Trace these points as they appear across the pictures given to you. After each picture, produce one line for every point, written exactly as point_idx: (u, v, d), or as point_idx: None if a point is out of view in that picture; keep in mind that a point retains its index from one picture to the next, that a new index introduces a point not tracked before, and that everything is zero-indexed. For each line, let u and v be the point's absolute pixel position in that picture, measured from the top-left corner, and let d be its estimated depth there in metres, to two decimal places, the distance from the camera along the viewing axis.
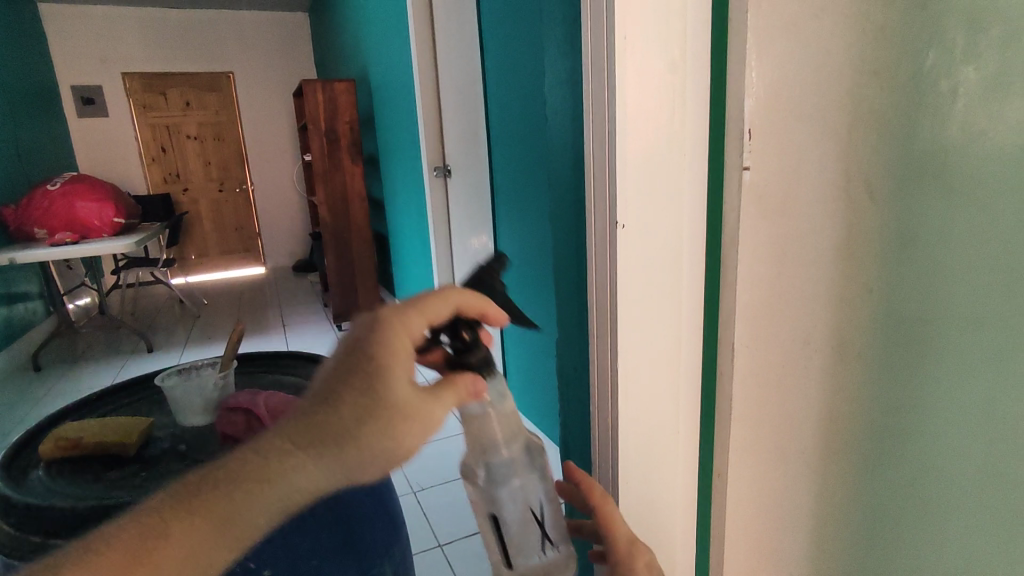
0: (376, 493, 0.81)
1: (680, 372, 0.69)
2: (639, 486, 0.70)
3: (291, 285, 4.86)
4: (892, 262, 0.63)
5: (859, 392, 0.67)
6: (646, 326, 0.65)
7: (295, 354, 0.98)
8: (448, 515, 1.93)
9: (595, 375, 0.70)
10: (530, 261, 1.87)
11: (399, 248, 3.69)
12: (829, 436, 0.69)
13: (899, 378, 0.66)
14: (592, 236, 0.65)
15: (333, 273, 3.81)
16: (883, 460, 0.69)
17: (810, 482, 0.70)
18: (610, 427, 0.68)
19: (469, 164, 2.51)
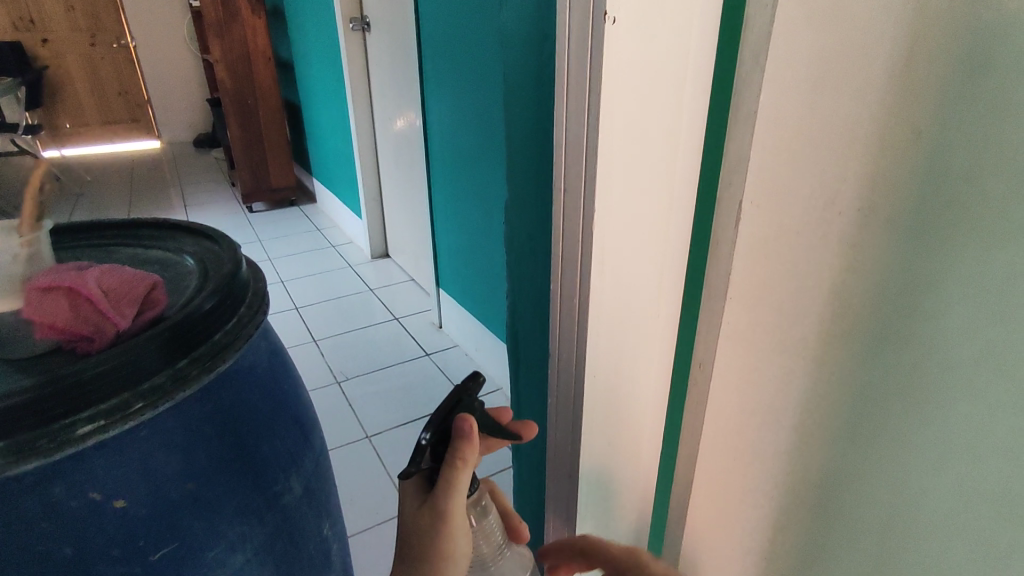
0: (272, 394, 0.64)
1: (669, 236, 0.57)
2: (610, 370, 0.59)
3: (192, 162, 4.32)
4: (953, 96, 0.44)
5: (878, 274, 0.51)
6: (631, 175, 0.50)
7: (163, 221, 0.75)
8: (376, 405, 1.83)
9: (557, 243, 0.54)
10: (474, 128, 1.67)
11: (313, 120, 3.28)
12: (831, 325, 0.56)
13: (927, 263, 0.48)
14: (563, 44, 0.47)
15: (238, 146, 3.37)
16: (884, 366, 0.53)
17: (801, 372, 0.59)
18: (575, 307, 0.55)
19: (392, 14, 2.14)
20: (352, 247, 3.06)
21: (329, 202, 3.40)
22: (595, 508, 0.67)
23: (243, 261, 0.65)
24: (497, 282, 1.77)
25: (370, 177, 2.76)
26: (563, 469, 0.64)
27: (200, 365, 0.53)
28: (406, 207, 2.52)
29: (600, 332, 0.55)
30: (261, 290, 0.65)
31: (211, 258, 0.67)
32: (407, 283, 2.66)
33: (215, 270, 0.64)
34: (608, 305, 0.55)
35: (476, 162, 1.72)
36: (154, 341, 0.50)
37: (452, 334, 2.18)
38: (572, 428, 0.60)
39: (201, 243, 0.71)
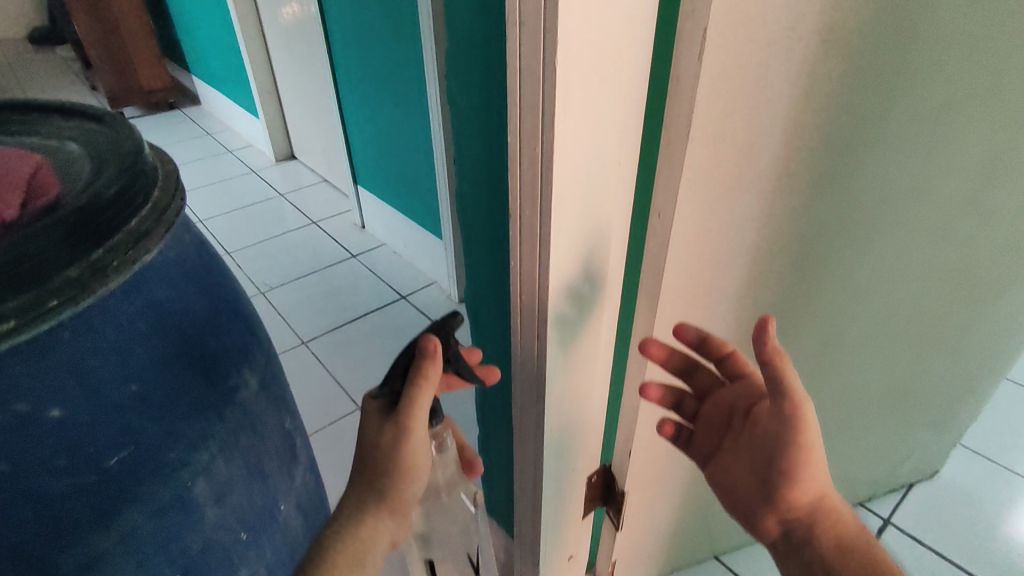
0: (208, 288, 0.58)
1: (630, 83, 0.52)
2: (577, 228, 0.57)
3: (37, 62, 3.70)
4: None
5: (835, 98, 0.58)
6: (594, 4, 0.45)
7: (31, 103, 0.62)
8: (307, 311, 1.76)
9: (516, 89, 0.49)
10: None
11: (181, 3, 2.84)
12: (789, 156, 0.60)
13: (878, 79, 0.58)
14: None
15: (93, 39, 2.89)
16: (836, 177, 0.64)
17: (759, 209, 0.63)
18: (538, 160, 0.51)
19: None
20: (252, 151, 2.80)
21: (217, 102, 3.05)
22: (564, 372, 0.68)
23: (145, 139, 0.55)
24: (422, 172, 1.69)
25: (260, 69, 2.46)
26: (531, 334, 0.63)
27: (121, 254, 0.46)
28: (308, 101, 2.30)
29: (566, 183, 0.53)
30: (174, 172, 0.57)
31: (101, 139, 0.57)
32: (320, 184, 2.49)
33: (111, 151, 0.54)
34: (577, 155, 0.52)
35: (385, 43, 1.58)
36: (57, 228, 0.43)
37: (378, 233, 2.09)
38: (537, 289, 0.59)
39: (83, 125, 0.60)
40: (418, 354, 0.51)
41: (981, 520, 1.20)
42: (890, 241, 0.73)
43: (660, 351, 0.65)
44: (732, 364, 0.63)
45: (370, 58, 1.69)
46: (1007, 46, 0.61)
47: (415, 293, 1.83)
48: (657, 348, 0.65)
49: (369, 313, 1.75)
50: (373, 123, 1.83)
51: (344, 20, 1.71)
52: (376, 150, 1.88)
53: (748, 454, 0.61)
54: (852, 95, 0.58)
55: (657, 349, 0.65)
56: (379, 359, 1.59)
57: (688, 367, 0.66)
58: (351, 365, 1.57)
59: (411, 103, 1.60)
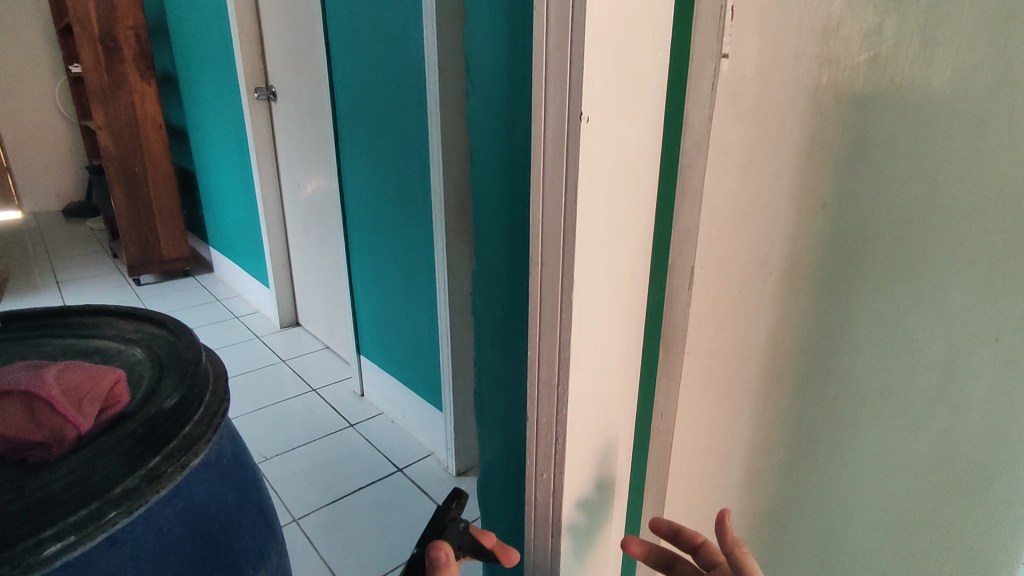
0: (238, 485, 0.61)
1: (631, 303, 0.60)
2: (589, 425, 0.61)
3: (62, 231, 3.96)
4: (849, 175, 0.62)
5: (804, 320, 0.67)
6: (603, 249, 0.54)
7: (97, 309, 0.71)
8: (301, 484, 1.72)
9: (535, 314, 0.57)
10: (398, 196, 1.73)
11: (211, 187, 3.14)
12: (771, 366, 0.68)
13: (839, 304, 0.68)
14: (538, 131, 0.51)
15: (124, 216, 3.13)
16: (816, 383, 0.71)
17: (749, 409, 0.70)
18: (556, 376, 0.57)
19: (303, 88, 2.18)
20: (258, 318, 2.91)
21: (230, 272, 3.23)
22: (575, 570, 0.67)
23: (202, 348, 0.63)
24: (427, 346, 1.77)
25: (277, 244, 2.67)
26: (545, 529, 0.64)
27: (175, 462, 0.50)
28: (319, 274, 2.47)
29: (579, 386, 0.58)
30: (223, 373, 0.63)
31: (162, 345, 0.65)
32: (322, 352, 2.57)
33: (171, 359, 0.62)
34: (589, 362, 0.57)
35: (400, 231, 1.76)
36: (126, 439, 0.50)
37: (377, 402, 2.12)
38: (552, 494, 0.61)
39: (144, 328, 0.69)
40: (428, 564, 0.55)
41: None
42: (874, 441, 0.78)
43: (641, 550, 0.61)
44: (708, 549, 0.59)
45: (383, 242, 1.86)
46: (959, 267, 0.71)
47: (412, 466, 1.81)
48: (637, 546, 0.61)
49: (363, 488, 1.71)
50: (381, 299, 1.96)
51: (363, 209, 1.93)
52: (382, 322, 1.98)
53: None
54: (822, 311, 0.67)
55: (637, 547, 0.61)
56: (373, 540, 1.52)
57: (667, 561, 0.62)
58: (344, 546, 1.50)
59: (419, 283, 1.74)
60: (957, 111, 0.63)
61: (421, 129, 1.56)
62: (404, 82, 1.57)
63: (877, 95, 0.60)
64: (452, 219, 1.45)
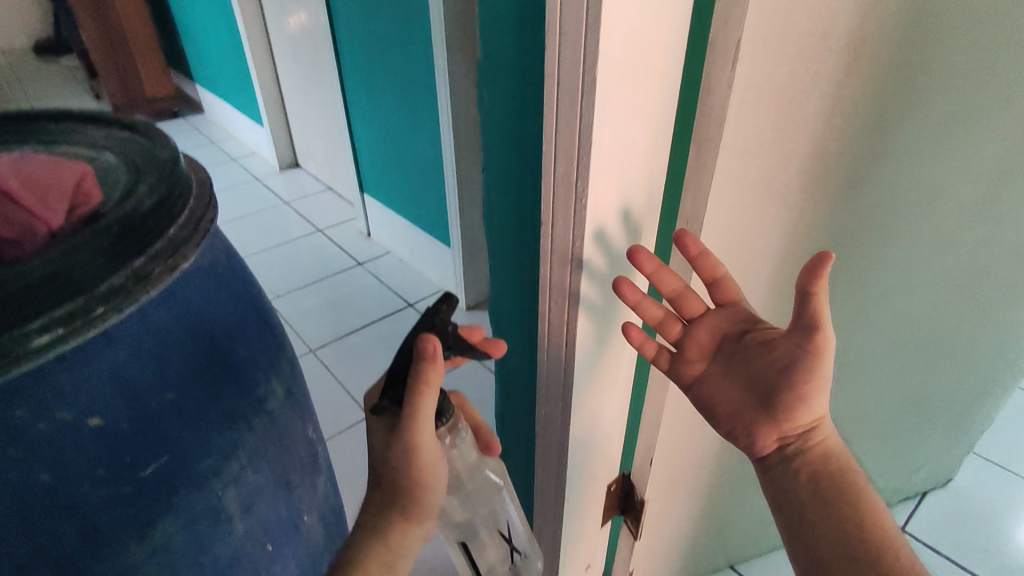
0: (238, 295, 0.58)
1: (660, 87, 0.52)
2: (608, 234, 0.59)
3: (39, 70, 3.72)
4: None
5: (862, 109, 0.59)
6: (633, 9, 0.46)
7: (64, 110, 0.62)
8: (315, 319, 1.76)
9: (552, 96, 0.51)
10: (392, 10, 1.53)
11: (186, 13, 2.85)
12: (818, 167, 0.61)
13: (906, 86, 0.59)
14: None
15: (98, 49, 2.89)
16: (866, 182, 0.65)
17: (786, 218, 0.63)
18: (573, 161, 0.53)
19: None
20: (256, 159, 2.81)
21: (220, 111, 3.05)
22: (585, 380, 0.69)
23: (179, 148, 0.54)
24: (432, 181, 1.70)
25: (266, 80, 2.47)
26: (558, 338, 0.66)
27: (163, 263, 0.46)
28: (315, 113, 2.32)
29: (602, 188, 0.55)
30: (207, 181, 0.55)
31: (135, 147, 0.57)
32: (325, 193, 2.50)
33: (146, 159, 0.54)
34: (614, 162, 0.54)
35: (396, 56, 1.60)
36: (102, 237, 0.43)
37: (384, 241, 2.10)
38: (569, 288, 0.61)
39: (113, 133, 0.60)
40: (416, 357, 0.50)
41: (993, 525, 1.21)
42: (912, 245, 0.74)
43: (656, 269, 0.61)
44: (722, 287, 0.62)
45: (379, 68, 1.70)
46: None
47: (422, 302, 1.83)
48: (636, 332, 0.64)
49: (375, 322, 1.75)
50: (381, 133, 1.84)
51: (353, 31, 1.73)
52: (385, 160, 1.88)
53: (746, 382, 0.61)
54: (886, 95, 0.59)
55: (632, 294, 0.62)
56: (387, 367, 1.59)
57: (660, 319, 0.64)
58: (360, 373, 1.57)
59: (421, 112, 1.62)
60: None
61: None
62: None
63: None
64: (452, 33, 1.30)
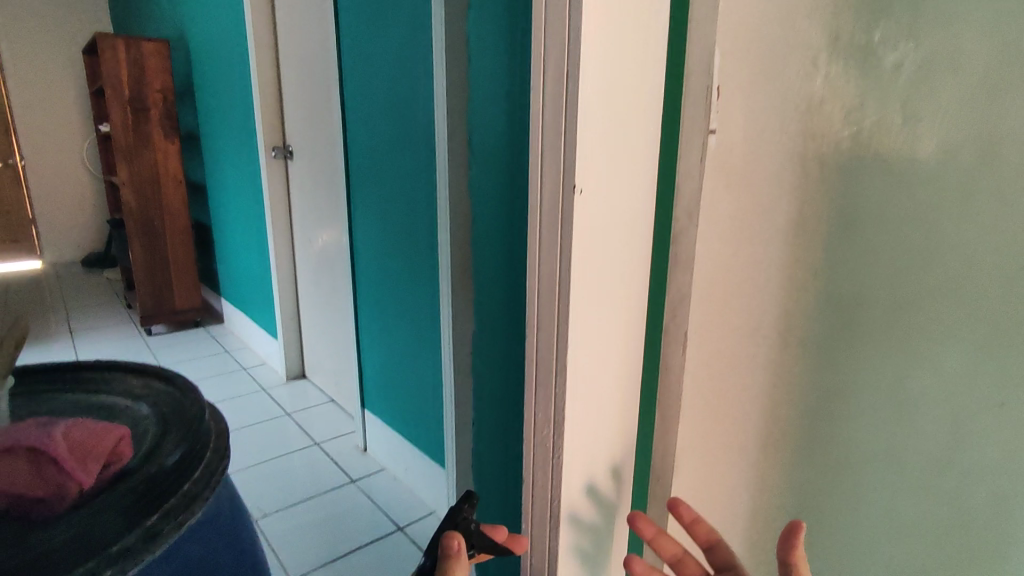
0: (235, 542, 0.62)
1: (634, 236, 0.56)
2: (592, 394, 0.57)
3: (85, 289, 4.10)
4: (861, 122, 0.59)
5: (815, 267, 0.63)
6: (604, 168, 0.51)
7: (109, 363, 0.74)
8: (300, 540, 1.63)
9: (534, 240, 0.54)
10: (400, 240, 1.67)
11: (226, 240, 3.20)
12: (782, 318, 0.65)
13: (864, 244, 0.63)
14: (537, 47, 0.50)
15: (140, 268, 3.19)
16: (839, 338, 0.66)
17: (763, 366, 0.67)
18: (554, 301, 0.54)
19: (316, 139, 2.22)
20: (265, 369, 2.88)
21: (239, 324, 3.24)
22: (580, 562, 0.63)
23: (207, 404, 0.65)
24: (429, 391, 1.68)
25: (287, 294, 2.67)
26: (544, 513, 0.60)
27: (172, 518, 0.50)
28: (326, 323, 2.44)
29: (582, 349, 0.55)
30: (225, 429, 0.64)
31: (168, 401, 0.67)
32: (326, 405, 2.50)
33: (176, 416, 0.63)
34: (591, 322, 0.55)
35: (402, 274, 1.69)
36: (126, 497, 0.50)
37: (380, 457, 2.03)
38: (551, 440, 0.57)
39: (151, 384, 0.70)
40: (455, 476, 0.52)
41: None
42: (928, 419, 0.68)
43: (651, 531, 0.59)
44: (719, 552, 0.58)
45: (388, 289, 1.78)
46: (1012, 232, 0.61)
47: (413, 525, 1.70)
48: (640, 565, 0.59)
49: (363, 547, 1.61)
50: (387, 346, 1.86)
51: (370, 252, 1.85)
52: (385, 368, 1.89)
53: None
54: (839, 254, 0.63)
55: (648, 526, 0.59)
56: None
57: (678, 556, 0.59)
58: None
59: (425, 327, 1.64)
60: (982, 58, 0.58)
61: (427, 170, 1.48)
62: (400, 120, 1.54)
63: (898, 42, 0.57)
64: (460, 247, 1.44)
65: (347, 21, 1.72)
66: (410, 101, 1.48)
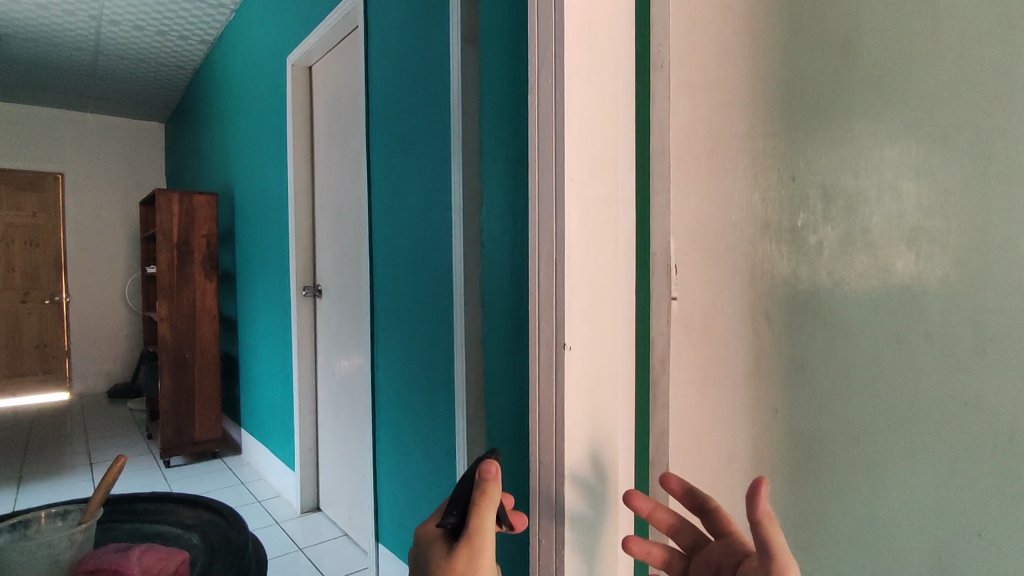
0: None
1: (620, 384, 0.71)
2: (589, 513, 0.70)
3: (108, 420, 4.20)
4: (796, 291, 0.75)
5: (775, 406, 0.77)
6: (588, 334, 0.68)
7: (161, 497, 0.83)
8: None
9: (536, 389, 0.70)
10: (417, 376, 1.79)
11: (252, 371, 3.35)
12: (756, 450, 0.78)
13: (814, 389, 0.75)
14: (535, 248, 0.69)
15: (166, 400, 3.30)
16: (808, 469, 0.76)
17: (743, 493, 0.78)
18: (553, 438, 0.68)
19: (345, 281, 2.44)
20: (279, 500, 2.89)
21: (257, 454, 3.29)
22: None
23: (251, 533, 0.74)
24: None
25: (308, 425, 2.75)
26: None
27: None
28: (344, 455, 2.49)
29: (576, 474, 0.68)
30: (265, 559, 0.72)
31: (215, 531, 0.75)
32: (339, 538, 2.49)
33: (223, 544, 0.72)
34: (585, 451, 0.68)
35: (419, 408, 1.78)
36: None
37: None
38: (556, 554, 0.69)
39: (200, 515, 0.79)
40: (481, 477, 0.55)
41: None
42: (905, 550, 0.74)
43: (647, 504, 0.65)
44: (713, 517, 0.61)
45: (407, 424, 1.86)
46: (944, 373, 0.70)
47: None
48: (637, 543, 0.64)
49: None
50: (401, 479, 1.92)
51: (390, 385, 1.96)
52: (400, 502, 1.92)
53: None
54: (794, 396, 0.76)
55: (642, 503, 0.65)
56: None
57: (672, 525, 0.64)
58: None
59: (439, 458, 1.68)
60: (890, 235, 0.72)
61: (445, 312, 1.62)
62: (422, 268, 1.73)
63: (817, 226, 0.74)
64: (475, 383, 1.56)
65: (378, 185, 1.99)
66: (431, 253, 1.67)
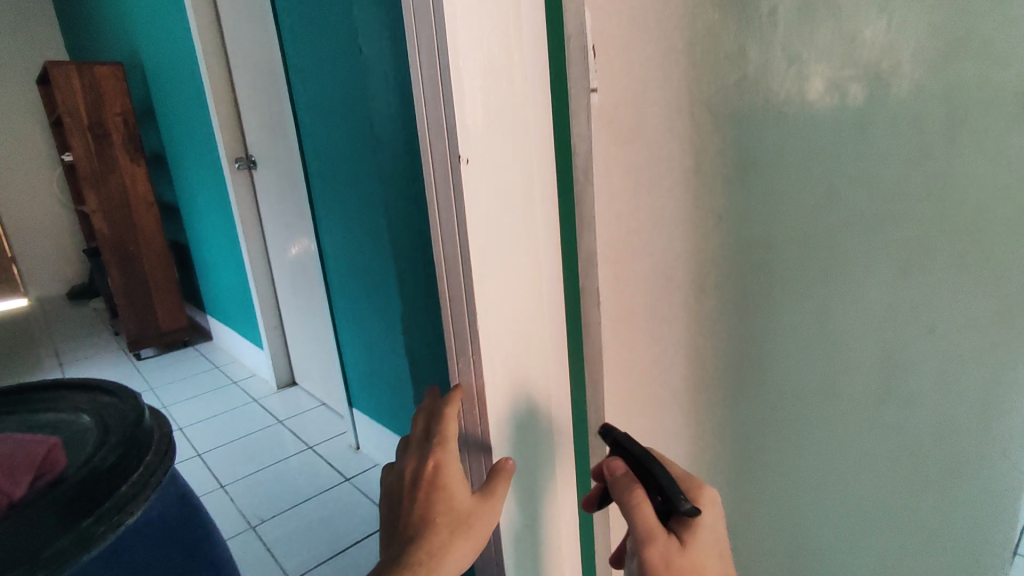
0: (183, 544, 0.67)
1: (530, 197, 0.63)
2: (506, 357, 0.62)
3: (73, 320, 4.12)
4: (740, 73, 0.63)
5: (716, 216, 0.68)
6: (490, 144, 0.56)
7: (53, 382, 0.75)
8: (295, 542, 1.71)
9: (435, 218, 0.57)
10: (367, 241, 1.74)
11: (203, 257, 3.21)
12: (696, 266, 0.71)
13: (761, 190, 0.66)
14: (413, 44, 0.52)
15: (120, 294, 3.19)
16: (754, 281, 0.69)
17: (679, 315, 0.73)
18: (461, 274, 0.57)
19: (276, 148, 2.23)
20: (256, 380, 2.91)
21: (226, 337, 3.26)
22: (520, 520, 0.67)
23: (146, 406, 0.67)
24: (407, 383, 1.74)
25: (268, 306, 2.67)
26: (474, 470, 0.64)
27: None
28: (309, 331, 2.45)
29: (491, 308, 0.58)
30: (167, 434, 0.66)
31: (110, 410, 0.68)
32: (319, 408, 2.53)
33: (117, 422, 0.65)
34: (501, 293, 0.60)
35: (374, 273, 1.75)
36: (55, 503, 0.51)
37: (372, 453, 2.09)
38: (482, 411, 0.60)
39: (96, 398, 0.71)
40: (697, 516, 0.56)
41: None
42: (861, 350, 0.70)
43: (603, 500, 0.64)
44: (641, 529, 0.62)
45: (362, 288, 1.84)
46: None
47: None
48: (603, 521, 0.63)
49: (361, 540, 1.70)
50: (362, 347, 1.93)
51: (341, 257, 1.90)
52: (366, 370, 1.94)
53: None
54: (741, 201, 0.67)
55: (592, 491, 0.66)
56: None
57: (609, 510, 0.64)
58: None
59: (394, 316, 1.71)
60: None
61: None
62: (355, 126, 1.60)
63: None
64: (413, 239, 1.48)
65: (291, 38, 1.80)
66: None
